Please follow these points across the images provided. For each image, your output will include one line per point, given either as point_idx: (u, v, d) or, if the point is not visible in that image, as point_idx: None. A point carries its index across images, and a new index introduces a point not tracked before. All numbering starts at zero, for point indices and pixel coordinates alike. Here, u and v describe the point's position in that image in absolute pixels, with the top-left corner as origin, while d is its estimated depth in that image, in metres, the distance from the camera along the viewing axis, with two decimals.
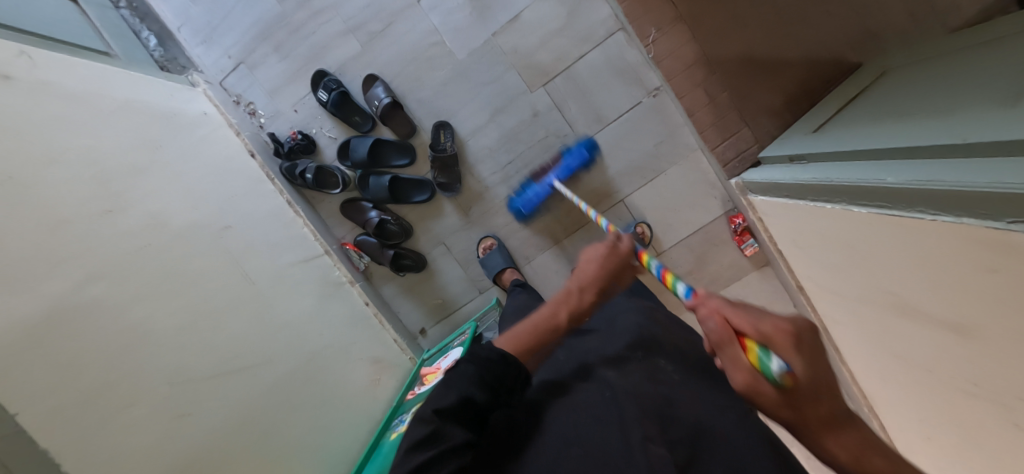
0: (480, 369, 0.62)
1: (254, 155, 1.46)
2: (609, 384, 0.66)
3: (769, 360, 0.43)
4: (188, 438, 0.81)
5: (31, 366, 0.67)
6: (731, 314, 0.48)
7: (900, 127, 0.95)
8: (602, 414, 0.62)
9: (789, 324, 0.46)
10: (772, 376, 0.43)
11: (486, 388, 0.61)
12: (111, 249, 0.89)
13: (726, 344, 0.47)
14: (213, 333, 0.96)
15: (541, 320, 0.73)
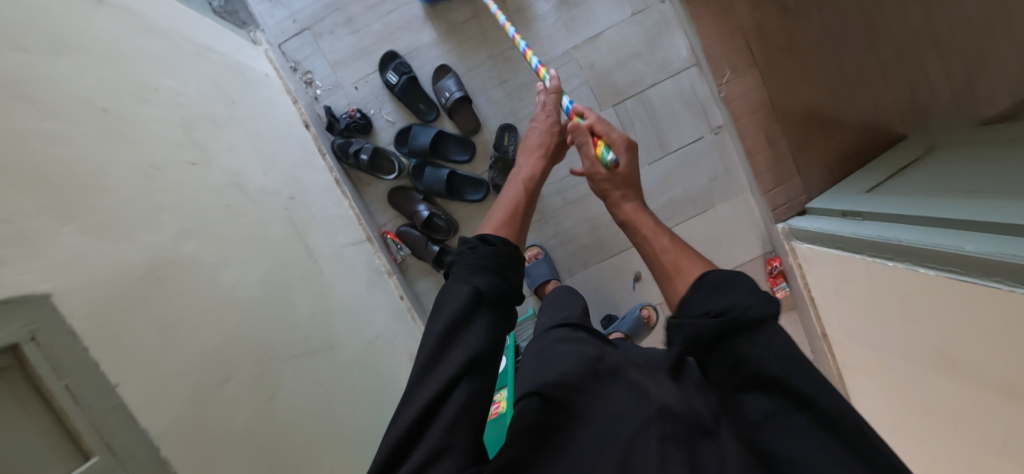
0: (480, 262, 0.67)
1: (308, 127, 1.38)
2: (641, 389, 0.54)
3: (636, 239, 0.80)
4: (271, 424, 0.74)
5: (131, 329, 0.59)
6: (605, 172, 0.83)
7: (972, 201, 1.02)
8: (626, 415, 0.52)
9: (622, 136, 0.88)
10: (610, 172, 0.81)
11: (486, 275, 0.65)
12: (198, 206, 0.81)
13: (585, 140, 0.89)
14: (285, 311, 0.89)
15: (512, 202, 0.87)
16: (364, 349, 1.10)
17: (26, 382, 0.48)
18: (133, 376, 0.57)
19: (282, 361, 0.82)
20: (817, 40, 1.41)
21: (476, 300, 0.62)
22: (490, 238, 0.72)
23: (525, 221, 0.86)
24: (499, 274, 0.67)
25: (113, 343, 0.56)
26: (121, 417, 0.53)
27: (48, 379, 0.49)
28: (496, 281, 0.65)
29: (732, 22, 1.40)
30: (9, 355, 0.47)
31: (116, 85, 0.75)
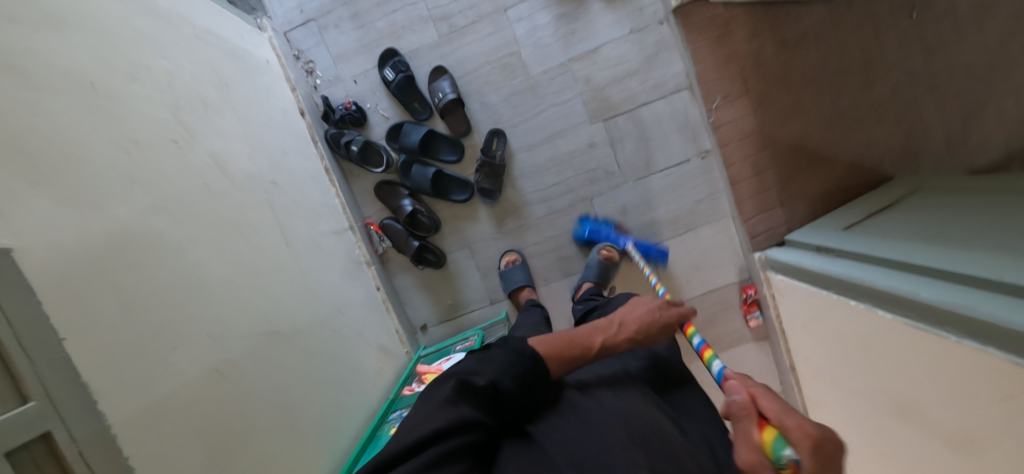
0: (514, 360, 0.73)
1: (303, 115, 1.44)
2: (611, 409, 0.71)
3: (781, 446, 0.47)
4: (216, 397, 0.77)
5: (86, 291, 0.63)
6: (762, 398, 0.54)
7: (938, 248, 1.03)
8: (593, 423, 0.67)
9: (818, 428, 0.47)
10: (778, 458, 0.47)
11: (513, 377, 0.71)
12: (173, 182, 0.85)
13: (742, 423, 0.53)
14: (248, 290, 0.93)
15: (572, 338, 0.83)
16: (326, 334, 1.14)
17: None
18: (81, 335, 0.60)
19: (239, 338, 0.86)
20: (812, 74, 1.42)
21: (491, 389, 0.69)
22: (531, 350, 0.76)
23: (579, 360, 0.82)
24: (527, 380, 0.72)
25: (66, 303, 0.60)
26: (65, 370, 0.57)
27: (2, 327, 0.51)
28: (523, 372, 0.72)
29: (729, 48, 1.41)
30: None
31: (106, 63, 0.80)
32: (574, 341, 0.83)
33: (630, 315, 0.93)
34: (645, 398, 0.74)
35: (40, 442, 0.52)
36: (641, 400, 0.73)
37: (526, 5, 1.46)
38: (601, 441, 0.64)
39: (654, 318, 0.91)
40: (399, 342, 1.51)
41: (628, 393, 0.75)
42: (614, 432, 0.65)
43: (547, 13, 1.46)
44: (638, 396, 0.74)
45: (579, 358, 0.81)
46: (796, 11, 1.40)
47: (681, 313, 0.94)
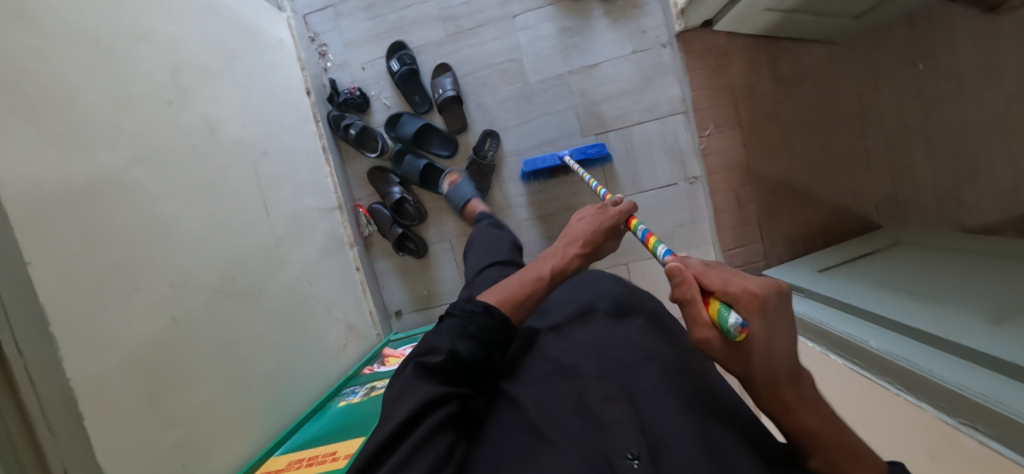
0: (468, 323, 0.70)
1: (309, 94, 1.51)
2: (563, 358, 0.75)
3: (727, 315, 0.45)
4: (168, 339, 0.83)
5: (55, 225, 0.69)
6: (702, 273, 0.49)
7: (890, 296, 1.03)
8: (558, 375, 0.72)
9: (762, 285, 0.45)
10: (729, 330, 0.44)
11: (471, 340, 0.69)
12: (161, 140, 0.91)
13: (690, 300, 0.49)
14: (217, 249, 0.98)
15: (530, 277, 0.80)
16: (291, 303, 1.19)
17: None
18: (44, 263, 0.66)
19: (199, 290, 0.91)
20: (807, 114, 1.42)
21: (452, 361, 0.65)
22: (481, 302, 0.73)
23: (542, 294, 0.80)
24: (488, 340, 0.71)
25: (34, 232, 0.66)
26: (22, 292, 0.62)
27: None
28: (485, 333, 0.70)
29: (726, 79, 1.43)
30: None
31: (111, 21, 0.86)
32: (532, 279, 0.80)
33: (576, 232, 0.94)
34: (602, 326, 0.81)
35: None
36: (598, 327, 0.81)
37: (533, 14, 1.50)
38: (569, 385, 0.69)
39: (595, 227, 0.93)
40: (370, 324, 1.56)
41: (586, 325, 0.82)
42: (580, 375, 0.70)
43: (553, 24, 1.50)
44: (595, 328, 0.81)
45: (539, 291, 0.79)
46: (797, 49, 1.40)
47: (618, 210, 0.96)
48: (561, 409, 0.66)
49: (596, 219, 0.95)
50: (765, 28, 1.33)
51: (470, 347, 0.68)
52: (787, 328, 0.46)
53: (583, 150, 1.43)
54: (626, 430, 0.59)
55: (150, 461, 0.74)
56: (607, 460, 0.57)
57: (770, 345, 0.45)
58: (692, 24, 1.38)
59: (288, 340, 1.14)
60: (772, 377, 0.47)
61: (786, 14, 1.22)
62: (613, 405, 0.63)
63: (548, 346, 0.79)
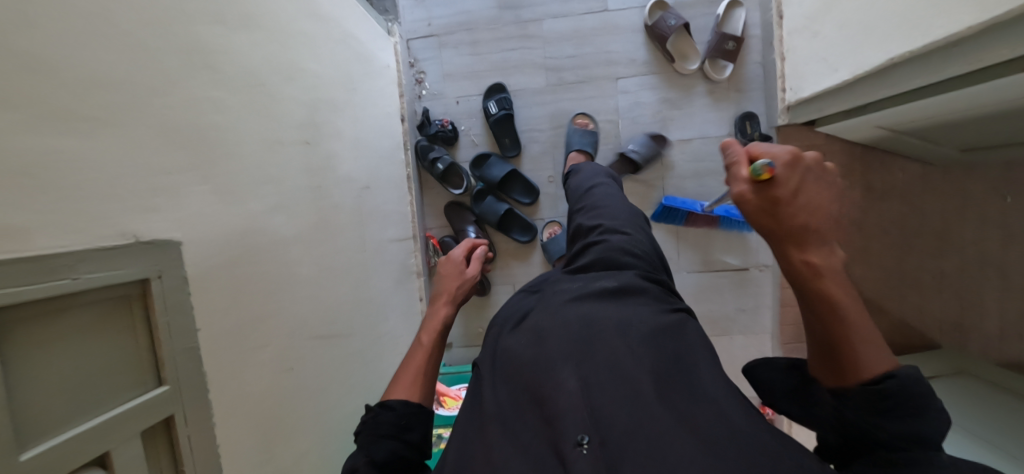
0: (366, 427, 0.72)
1: (402, 121, 1.51)
2: (539, 328, 0.71)
3: (757, 163, 0.53)
4: (285, 389, 0.83)
5: (216, 280, 0.69)
6: (754, 147, 0.57)
7: (958, 440, 1.07)
8: (526, 351, 0.68)
9: (788, 150, 0.53)
10: (759, 172, 0.53)
11: (383, 439, 0.70)
12: (297, 183, 0.91)
13: (733, 163, 0.56)
14: (326, 292, 0.99)
15: (417, 358, 0.84)
16: (373, 340, 1.19)
17: (142, 314, 0.59)
18: (209, 326, 0.67)
19: (309, 337, 0.92)
20: None
21: (374, 465, 0.67)
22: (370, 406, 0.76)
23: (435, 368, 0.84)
24: (400, 429, 0.72)
25: (202, 293, 0.66)
26: (192, 359, 0.63)
27: (156, 314, 0.59)
28: (391, 426, 0.72)
29: None
30: (139, 287, 0.58)
31: (274, 64, 0.86)
32: (422, 357, 0.84)
33: (439, 290, 0.98)
34: (557, 310, 0.73)
35: (162, 421, 0.60)
36: (556, 307, 0.74)
37: (636, 81, 1.52)
38: (527, 374, 0.64)
39: (453, 270, 1.02)
40: None
41: (544, 308, 0.76)
42: (538, 360, 0.65)
43: (654, 93, 1.52)
44: (551, 311, 0.74)
45: (430, 358, 0.84)
46: (892, 164, 1.43)
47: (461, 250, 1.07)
48: (523, 398, 0.62)
49: (455, 270, 1.01)
50: (868, 140, 1.34)
51: (389, 447, 0.69)
52: (822, 198, 0.53)
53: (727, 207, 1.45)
54: (573, 417, 0.56)
55: None
56: (557, 452, 0.54)
57: (807, 207, 0.53)
58: (796, 121, 1.40)
59: (368, 379, 1.15)
60: (799, 221, 0.53)
61: (898, 134, 1.25)
62: (563, 390, 0.59)
63: (508, 340, 0.73)
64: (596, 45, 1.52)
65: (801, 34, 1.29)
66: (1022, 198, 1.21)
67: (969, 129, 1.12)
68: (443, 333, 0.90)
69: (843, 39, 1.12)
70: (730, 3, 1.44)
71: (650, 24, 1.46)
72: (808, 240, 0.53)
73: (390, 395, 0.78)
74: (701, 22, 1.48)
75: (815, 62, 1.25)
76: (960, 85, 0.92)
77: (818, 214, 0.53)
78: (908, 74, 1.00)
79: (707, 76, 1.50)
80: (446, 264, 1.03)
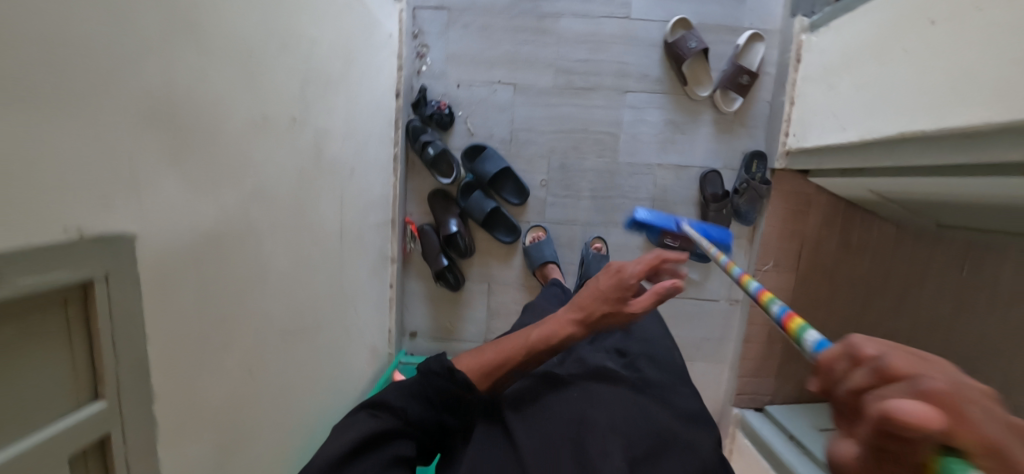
0: (421, 381, 0.75)
1: (397, 97, 1.41)
2: (598, 396, 0.77)
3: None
4: (243, 394, 0.76)
5: (176, 282, 0.61)
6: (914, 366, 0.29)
7: None
8: (584, 414, 0.74)
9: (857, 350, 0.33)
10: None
11: (421, 401, 0.74)
12: (279, 167, 0.82)
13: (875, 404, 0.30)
14: (296, 284, 0.92)
15: (508, 346, 0.80)
16: (339, 332, 1.13)
17: (80, 321, 0.50)
18: (162, 333, 0.59)
19: (274, 335, 0.84)
20: (855, 281, 1.52)
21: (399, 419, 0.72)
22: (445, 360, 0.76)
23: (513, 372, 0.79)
24: (437, 399, 0.75)
25: (159, 296, 0.58)
26: (138, 371, 0.55)
27: (99, 321, 0.51)
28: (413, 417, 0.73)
29: (799, 225, 1.48)
30: (80, 289, 0.49)
31: (268, 30, 0.75)
32: (511, 353, 0.78)
33: (585, 294, 0.80)
34: (624, 394, 0.78)
35: (95, 445, 0.52)
36: (616, 386, 0.80)
37: (645, 97, 1.47)
38: (571, 432, 0.72)
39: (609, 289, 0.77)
40: (386, 344, 1.51)
41: (600, 377, 0.81)
42: (588, 426, 0.71)
43: (660, 113, 1.48)
44: (617, 390, 0.79)
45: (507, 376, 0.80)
46: (870, 222, 1.48)
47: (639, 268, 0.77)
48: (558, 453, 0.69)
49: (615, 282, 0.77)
50: (855, 198, 1.37)
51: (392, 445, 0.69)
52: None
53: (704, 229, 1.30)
54: None
55: None
56: None
57: None
58: (793, 167, 1.40)
59: (328, 374, 1.09)
60: None
61: (884, 200, 1.28)
62: (607, 460, 0.65)
63: (565, 393, 0.78)
64: (612, 53, 1.46)
65: (816, 83, 1.28)
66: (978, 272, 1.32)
67: (952, 210, 1.16)
68: (557, 344, 0.78)
69: (859, 100, 1.12)
70: (752, 35, 1.40)
71: (669, 41, 1.41)
72: None
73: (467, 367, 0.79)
74: (720, 48, 1.45)
75: (824, 115, 1.24)
76: (964, 173, 0.93)
77: None
78: (913, 151, 1.01)
79: (715, 106, 1.47)
80: (620, 271, 0.78)
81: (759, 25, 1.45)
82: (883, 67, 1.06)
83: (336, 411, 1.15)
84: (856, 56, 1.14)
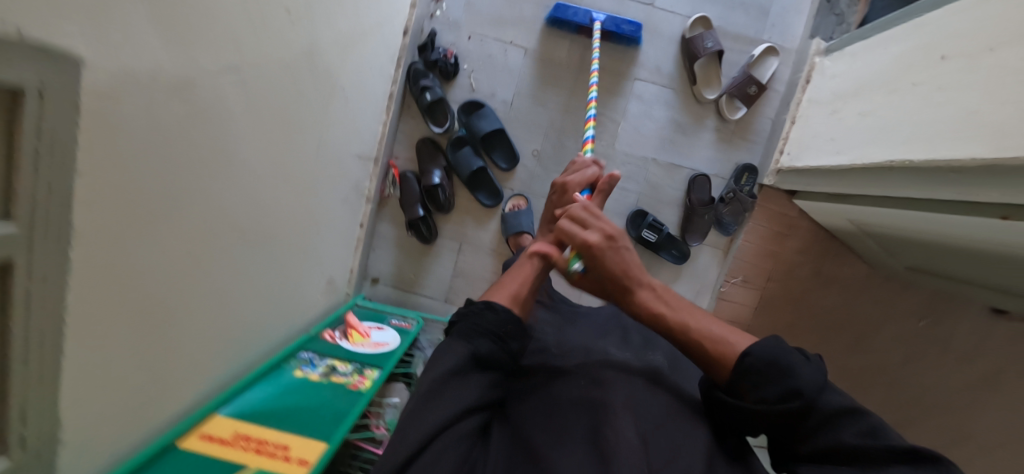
0: (480, 323, 0.71)
1: (405, 34, 1.37)
2: (598, 374, 0.75)
3: None
4: (178, 273, 0.73)
5: (123, 129, 0.57)
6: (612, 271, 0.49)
7: None
8: (585, 393, 0.72)
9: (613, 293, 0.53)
10: None
11: (487, 337, 0.70)
12: (262, 54, 0.79)
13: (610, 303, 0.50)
14: (259, 183, 0.88)
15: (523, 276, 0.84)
16: (296, 252, 1.10)
17: (3, 128, 0.45)
18: (94, 176, 0.55)
19: (223, 226, 0.81)
20: (822, 314, 1.50)
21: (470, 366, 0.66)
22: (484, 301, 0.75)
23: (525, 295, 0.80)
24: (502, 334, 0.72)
25: (103, 137, 0.54)
26: (59, 204, 0.51)
27: (23, 134, 0.45)
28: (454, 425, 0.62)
29: (775, 246, 1.48)
30: (8, 93, 0.44)
31: None
32: (518, 283, 0.82)
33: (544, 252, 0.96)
34: (630, 371, 0.77)
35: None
36: (616, 362, 0.80)
37: (654, 88, 1.46)
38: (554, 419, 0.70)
39: (570, 226, 0.82)
40: (345, 282, 1.48)
41: (592, 354, 0.82)
42: (599, 404, 0.69)
43: (665, 109, 1.46)
44: (618, 365, 0.78)
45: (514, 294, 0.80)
46: (843, 257, 1.48)
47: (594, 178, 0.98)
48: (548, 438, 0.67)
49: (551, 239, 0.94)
50: (835, 228, 1.38)
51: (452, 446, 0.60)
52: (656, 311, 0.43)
53: (616, 23, 1.34)
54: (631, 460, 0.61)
55: (111, 403, 0.67)
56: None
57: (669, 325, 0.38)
58: (782, 185, 1.41)
59: (277, 289, 1.06)
60: None
61: (864, 233, 1.27)
62: (622, 438, 0.64)
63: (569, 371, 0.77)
64: (628, 38, 1.44)
65: (821, 106, 1.28)
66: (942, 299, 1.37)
67: (924, 252, 1.17)
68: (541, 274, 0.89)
69: (860, 126, 1.12)
70: (768, 48, 1.40)
71: (687, 37, 1.40)
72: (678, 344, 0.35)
73: (496, 300, 0.77)
74: (735, 55, 1.44)
75: (821, 137, 1.25)
76: (948, 209, 0.94)
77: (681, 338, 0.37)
78: (900, 181, 1.02)
79: (719, 113, 1.46)
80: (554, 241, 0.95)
81: (777, 41, 1.44)
82: (886, 96, 1.06)
83: (277, 331, 1.12)
84: (864, 83, 1.14)
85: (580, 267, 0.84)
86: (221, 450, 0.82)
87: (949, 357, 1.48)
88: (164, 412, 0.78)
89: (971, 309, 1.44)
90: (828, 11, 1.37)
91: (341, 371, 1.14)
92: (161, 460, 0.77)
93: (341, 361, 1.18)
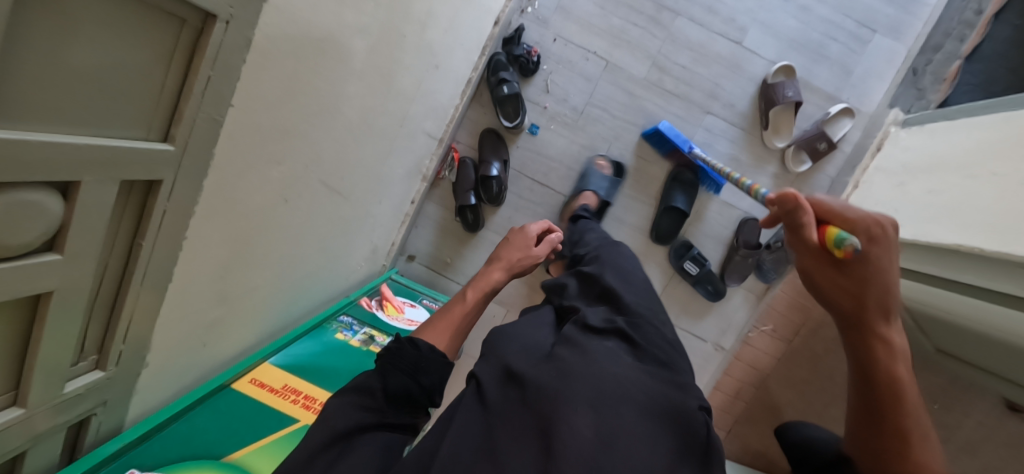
0: (423, 361, 0.60)
1: (495, 25, 1.39)
2: (590, 364, 0.58)
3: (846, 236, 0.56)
4: (272, 216, 0.74)
5: (269, 74, 0.57)
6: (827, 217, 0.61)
7: None
8: (553, 391, 0.54)
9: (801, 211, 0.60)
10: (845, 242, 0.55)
11: (427, 383, 0.59)
12: (389, 20, 0.81)
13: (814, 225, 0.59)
14: (354, 141, 0.89)
15: (823, 210, 0.62)
16: (359, 215, 1.10)
17: (186, 54, 0.46)
18: (241, 110, 0.56)
19: (312, 180, 0.81)
20: None
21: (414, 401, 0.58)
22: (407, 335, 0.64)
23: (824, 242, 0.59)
24: (400, 364, 0.59)
25: (256, 69, 0.54)
26: (208, 137, 0.52)
27: (203, 61, 0.47)
28: (410, 360, 0.59)
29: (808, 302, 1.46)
30: (200, 19, 0.45)
31: None
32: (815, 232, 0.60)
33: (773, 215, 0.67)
34: (620, 362, 0.59)
35: (146, 181, 0.48)
36: (588, 345, 0.62)
37: (724, 126, 1.47)
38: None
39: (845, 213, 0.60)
40: (385, 254, 1.46)
41: (571, 340, 0.64)
42: (558, 400, 0.52)
43: (729, 146, 1.48)
44: (607, 355, 0.61)
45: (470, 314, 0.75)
46: None
47: (536, 228, 0.98)
48: (525, 426, 0.52)
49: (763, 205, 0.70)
50: None
51: (400, 381, 0.57)
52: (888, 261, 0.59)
53: None
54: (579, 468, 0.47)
55: (186, 336, 0.66)
56: None
57: (869, 274, 0.58)
58: None
59: (336, 248, 1.07)
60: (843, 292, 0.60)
61: (902, 308, 1.28)
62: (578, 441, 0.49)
63: (508, 359, 0.60)
64: (711, 71, 1.45)
65: (888, 175, 1.30)
66: (944, 356, 1.34)
67: (960, 338, 1.18)
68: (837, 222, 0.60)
69: (930, 204, 1.14)
70: (845, 109, 1.41)
71: (768, 82, 1.41)
72: (858, 294, 0.59)
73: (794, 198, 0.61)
74: (810, 109, 1.46)
75: (883, 207, 1.27)
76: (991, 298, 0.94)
77: (847, 292, 0.60)
78: (960, 267, 1.03)
79: (782, 161, 1.47)
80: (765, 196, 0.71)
81: (853, 102, 1.46)
82: (961, 181, 1.08)
83: (325, 290, 1.12)
84: (939, 165, 1.16)
85: (856, 244, 0.55)
86: (268, 397, 0.81)
87: (951, 446, 1.48)
88: (224, 349, 0.78)
89: (982, 401, 1.45)
90: (911, 84, 1.40)
91: (378, 342, 1.14)
92: (216, 396, 0.76)
93: (379, 332, 1.18)
